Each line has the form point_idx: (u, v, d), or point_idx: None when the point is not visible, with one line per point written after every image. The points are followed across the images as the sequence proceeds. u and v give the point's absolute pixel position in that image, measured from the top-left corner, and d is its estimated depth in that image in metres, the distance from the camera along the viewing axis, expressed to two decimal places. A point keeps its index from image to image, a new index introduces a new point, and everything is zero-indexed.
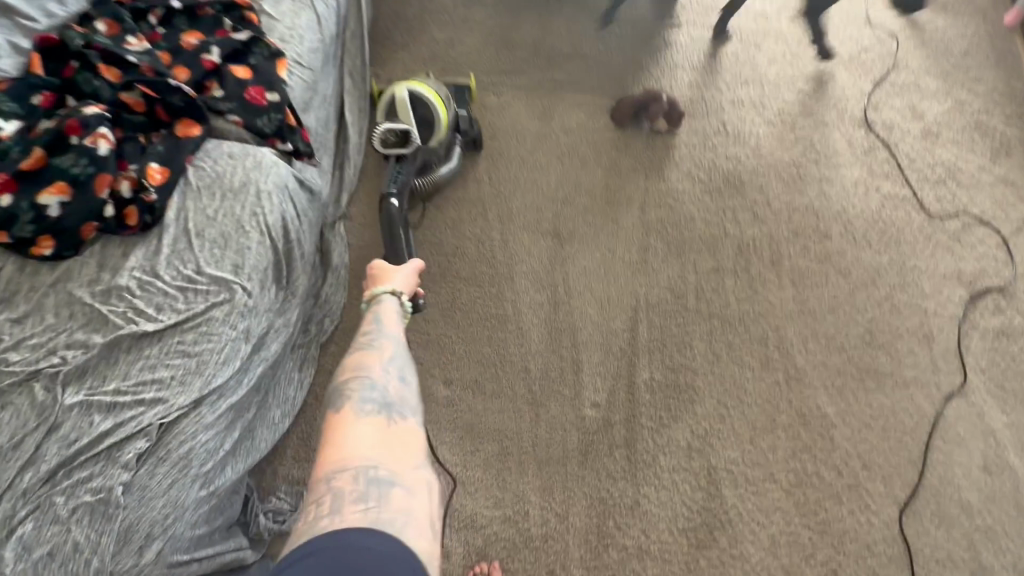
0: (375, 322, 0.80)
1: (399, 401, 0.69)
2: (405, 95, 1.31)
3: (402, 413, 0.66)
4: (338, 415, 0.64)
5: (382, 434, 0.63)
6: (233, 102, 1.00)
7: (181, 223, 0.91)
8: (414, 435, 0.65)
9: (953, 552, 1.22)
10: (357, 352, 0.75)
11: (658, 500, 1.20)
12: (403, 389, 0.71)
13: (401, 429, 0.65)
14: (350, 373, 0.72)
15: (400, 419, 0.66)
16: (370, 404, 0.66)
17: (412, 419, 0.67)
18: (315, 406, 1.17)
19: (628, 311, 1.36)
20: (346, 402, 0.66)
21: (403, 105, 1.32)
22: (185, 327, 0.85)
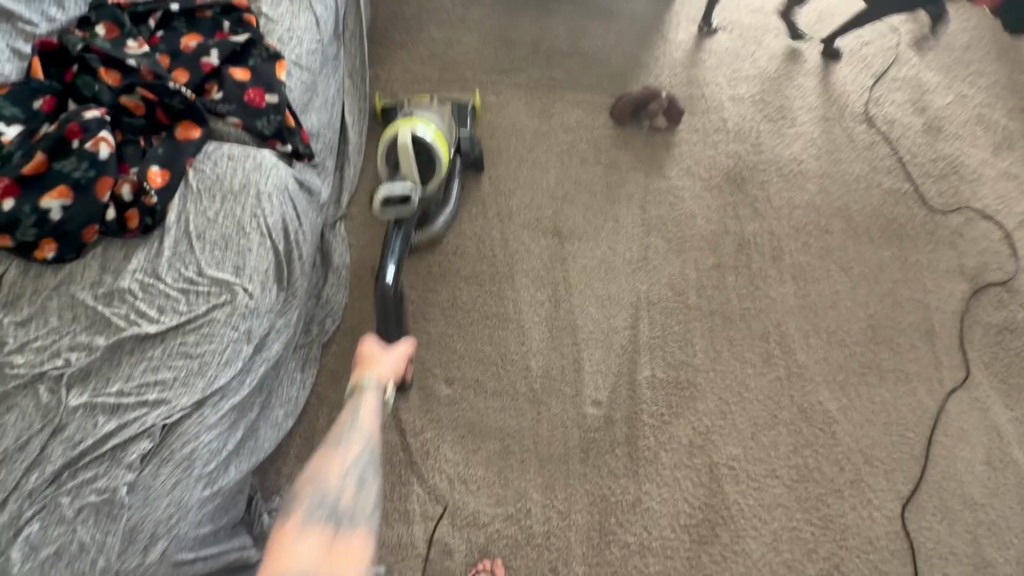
0: (352, 417, 0.84)
1: (351, 505, 0.73)
2: (407, 139, 1.13)
3: (353, 519, 0.71)
4: (294, 516, 0.70)
5: (329, 535, 0.68)
6: (232, 104, 1.00)
7: (182, 225, 0.91)
8: (360, 541, 0.69)
9: (956, 547, 1.22)
10: (324, 452, 0.80)
11: (660, 497, 1.20)
12: (360, 494, 0.75)
13: (349, 538, 0.69)
14: (315, 470, 0.77)
15: (351, 525, 0.70)
16: (320, 510, 0.71)
17: (364, 524, 0.72)
18: (316, 405, 1.19)
19: (629, 309, 1.36)
20: (301, 502, 0.72)
21: (406, 153, 1.13)
22: (187, 328, 0.86)
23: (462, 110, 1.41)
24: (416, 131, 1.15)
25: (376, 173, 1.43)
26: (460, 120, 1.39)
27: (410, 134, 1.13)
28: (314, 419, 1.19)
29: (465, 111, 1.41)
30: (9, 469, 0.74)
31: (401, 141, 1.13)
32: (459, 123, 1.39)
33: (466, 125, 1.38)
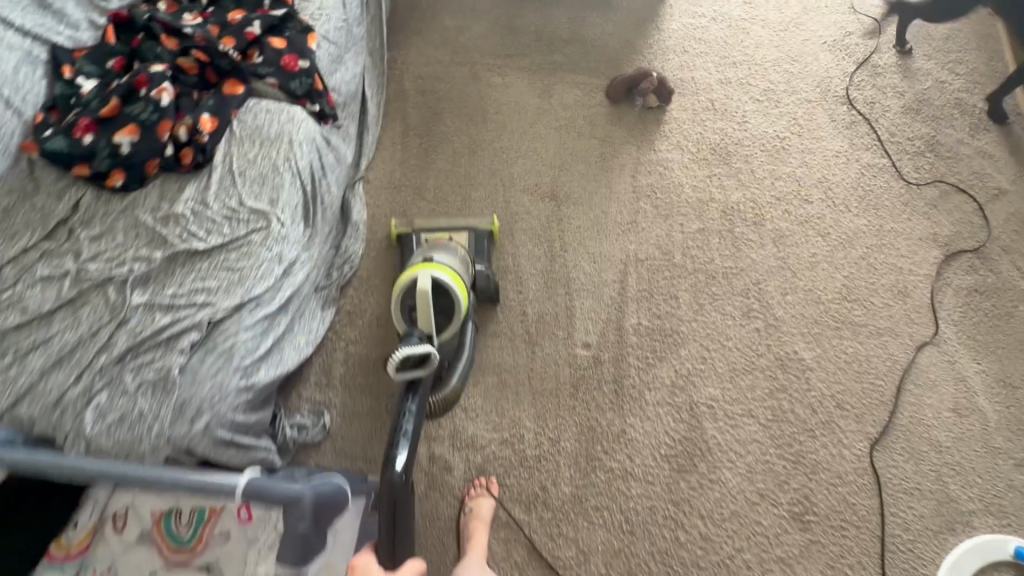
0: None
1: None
2: (426, 284, 1.11)
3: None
4: None
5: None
6: (271, 67, 1.17)
7: (226, 164, 1.07)
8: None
9: (920, 483, 1.31)
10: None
11: (643, 429, 1.32)
12: None
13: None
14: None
15: None
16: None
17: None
18: (334, 341, 1.34)
19: (618, 265, 1.49)
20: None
21: (424, 298, 1.10)
22: (229, 248, 1.02)
23: (479, 243, 1.41)
24: (435, 274, 1.15)
25: (392, 143, 1.59)
26: (476, 256, 1.39)
27: (429, 277, 1.12)
28: (331, 353, 1.33)
29: (483, 243, 1.41)
30: (84, 350, 0.90)
31: (419, 286, 1.11)
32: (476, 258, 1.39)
33: (484, 261, 1.38)
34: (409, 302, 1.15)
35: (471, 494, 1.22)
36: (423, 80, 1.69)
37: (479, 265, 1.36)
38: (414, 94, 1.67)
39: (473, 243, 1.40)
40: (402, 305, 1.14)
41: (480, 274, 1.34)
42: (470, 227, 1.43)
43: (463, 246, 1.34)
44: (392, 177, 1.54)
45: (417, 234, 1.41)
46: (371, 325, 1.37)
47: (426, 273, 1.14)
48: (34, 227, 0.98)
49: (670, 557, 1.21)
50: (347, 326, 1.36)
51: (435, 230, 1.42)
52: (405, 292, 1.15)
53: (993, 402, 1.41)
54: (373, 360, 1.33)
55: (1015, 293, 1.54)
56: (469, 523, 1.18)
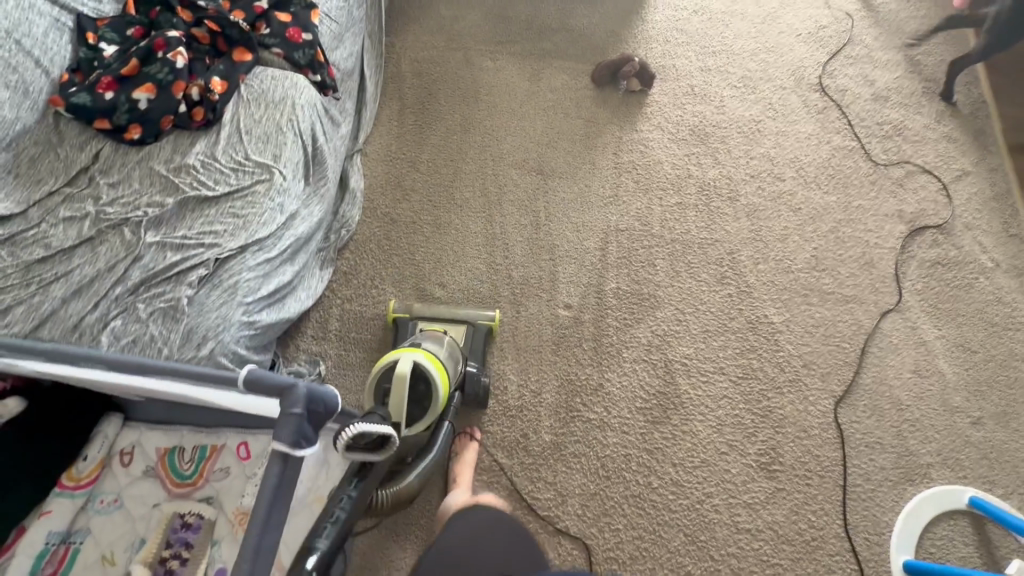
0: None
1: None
2: (407, 367, 1.06)
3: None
4: None
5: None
6: (277, 39, 1.27)
7: (234, 124, 1.17)
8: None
9: (882, 437, 1.39)
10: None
11: (619, 383, 1.40)
12: None
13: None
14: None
15: None
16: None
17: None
18: (330, 298, 1.43)
19: (599, 234, 1.58)
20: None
21: (401, 382, 1.04)
22: (235, 197, 1.11)
23: (474, 339, 1.36)
24: (417, 358, 1.11)
25: (389, 120, 1.69)
26: (469, 354, 1.33)
27: (411, 362, 1.07)
28: (327, 309, 1.41)
29: (479, 340, 1.36)
30: (101, 282, 0.99)
31: (400, 367, 1.05)
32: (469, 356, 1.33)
33: (477, 361, 1.32)
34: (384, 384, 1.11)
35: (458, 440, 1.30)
36: (419, 63, 1.80)
37: (471, 364, 1.30)
38: (410, 76, 1.77)
39: (467, 339, 1.35)
40: (376, 383, 1.10)
41: (469, 377, 1.28)
42: (468, 321, 1.38)
43: (457, 344, 1.29)
44: (388, 151, 1.64)
45: (414, 320, 1.35)
46: (365, 285, 1.45)
47: (409, 357, 1.11)
48: (58, 174, 1.09)
49: (642, 500, 1.28)
50: (343, 286, 1.45)
51: (434, 319, 1.37)
52: (384, 372, 1.11)
53: (952, 364, 1.49)
54: (366, 317, 1.42)
55: (973, 266, 1.63)
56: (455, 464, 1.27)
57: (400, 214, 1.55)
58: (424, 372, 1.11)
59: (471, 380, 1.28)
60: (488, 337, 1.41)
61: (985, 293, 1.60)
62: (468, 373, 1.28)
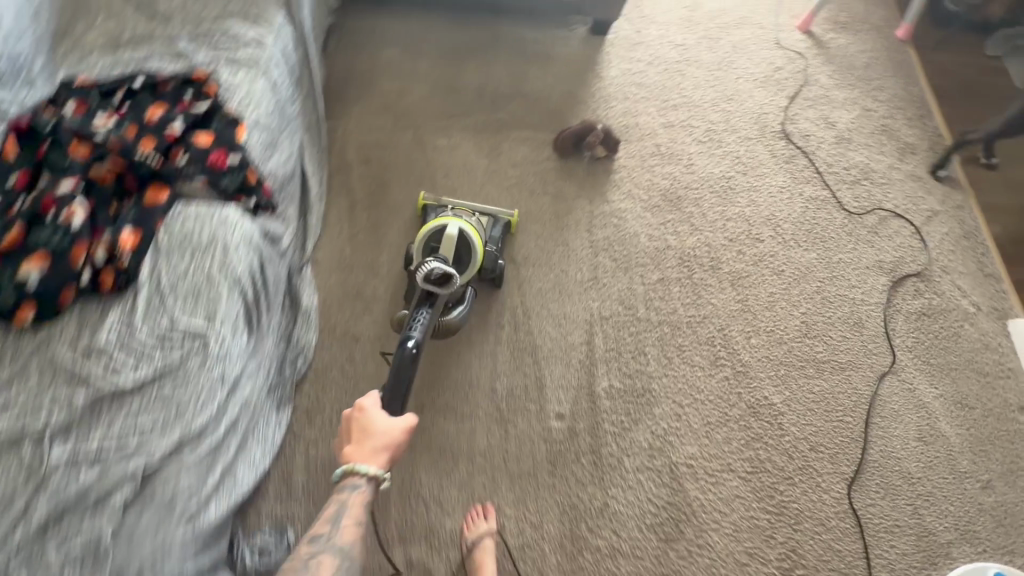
0: (333, 521, 0.97)
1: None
2: (453, 232, 1.29)
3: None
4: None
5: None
6: (197, 166, 1.07)
7: (154, 281, 0.97)
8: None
9: (899, 519, 1.33)
10: (292, 565, 0.92)
11: (625, 500, 1.28)
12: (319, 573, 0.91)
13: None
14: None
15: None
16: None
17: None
18: (294, 445, 1.25)
19: (584, 325, 1.46)
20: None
21: (450, 241, 1.28)
22: (164, 377, 0.92)
23: (494, 229, 1.48)
24: (461, 226, 1.32)
25: (338, 220, 1.52)
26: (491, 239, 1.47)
27: (457, 228, 1.30)
28: (291, 459, 1.23)
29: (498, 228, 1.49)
30: None
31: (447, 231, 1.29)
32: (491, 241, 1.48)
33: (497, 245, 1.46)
34: (433, 244, 1.33)
35: (472, 526, 1.20)
36: (367, 148, 1.64)
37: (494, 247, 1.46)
38: (358, 164, 1.61)
39: (490, 225, 1.48)
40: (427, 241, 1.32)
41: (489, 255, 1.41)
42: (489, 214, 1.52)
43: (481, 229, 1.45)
44: (342, 256, 1.47)
45: (443, 204, 1.49)
46: (332, 422, 1.28)
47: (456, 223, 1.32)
48: None
49: None
50: (306, 426, 1.27)
51: (459, 205, 1.51)
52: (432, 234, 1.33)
53: (954, 425, 1.46)
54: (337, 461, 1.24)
55: (957, 312, 1.61)
56: (473, 553, 1.17)
57: (364, 329, 1.39)
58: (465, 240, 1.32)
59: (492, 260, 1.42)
60: (507, 233, 1.54)
61: (972, 340, 1.58)
62: (490, 252, 1.41)
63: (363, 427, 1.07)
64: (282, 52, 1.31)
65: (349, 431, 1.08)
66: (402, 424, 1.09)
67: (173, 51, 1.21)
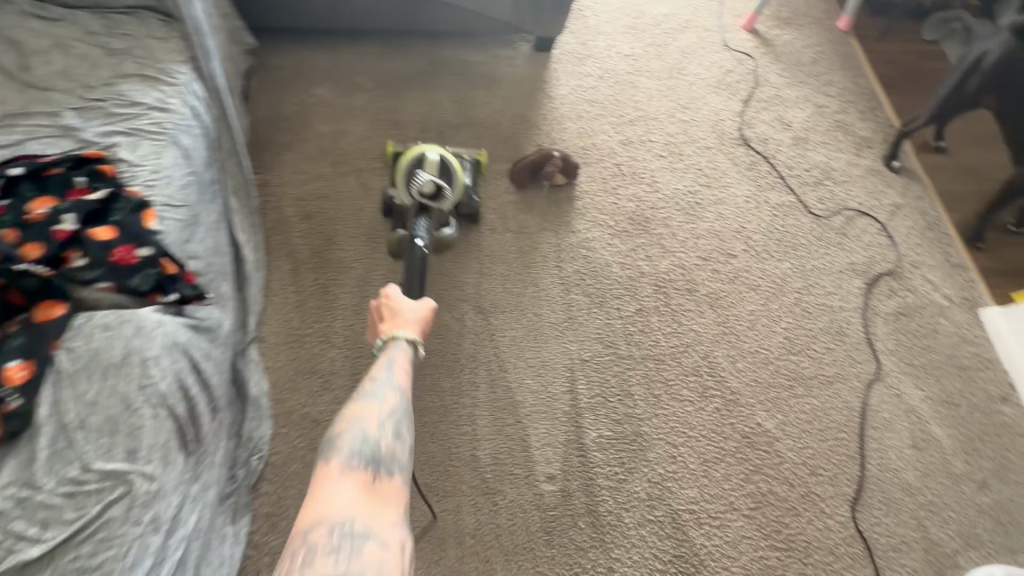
0: (388, 370, 0.94)
1: (390, 456, 0.79)
2: (435, 156, 1.34)
3: (390, 468, 0.77)
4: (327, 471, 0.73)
5: (366, 488, 0.72)
6: (99, 268, 0.92)
7: (57, 418, 0.82)
8: (395, 492, 0.74)
9: (906, 535, 1.30)
10: (359, 399, 0.87)
11: (630, 561, 1.19)
12: (393, 448, 0.80)
13: (386, 485, 0.74)
14: (348, 416, 0.83)
15: (386, 475, 0.76)
16: (357, 459, 0.76)
17: (398, 476, 0.77)
18: (256, 557, 1.10)
19: (564, 372, 1.37)
20: (339, 451, 0.77)
21: (434, 163, 1.33)
22: (79, 537, 0.76)
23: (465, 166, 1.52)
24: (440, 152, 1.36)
25: (283, 287, 1.37)
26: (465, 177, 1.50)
27: (437, 154, 1.34)
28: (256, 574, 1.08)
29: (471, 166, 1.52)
30: None
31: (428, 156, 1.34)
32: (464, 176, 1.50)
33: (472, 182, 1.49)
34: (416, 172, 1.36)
35: None
36: (305, 200, 1.49)
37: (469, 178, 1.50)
38: (298, 220, 1.46)
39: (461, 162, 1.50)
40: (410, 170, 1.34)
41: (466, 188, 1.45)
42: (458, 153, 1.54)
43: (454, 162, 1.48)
44: (291, 328, 1.33)
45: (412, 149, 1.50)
46: None
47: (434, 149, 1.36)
48: None
49: None
50: (268, 534, 1.12)
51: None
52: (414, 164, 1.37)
53: (943, 426, 1.44)
54: None
55: (932, 307, 1.61)
56: None
57: (324, 410, 1.25)
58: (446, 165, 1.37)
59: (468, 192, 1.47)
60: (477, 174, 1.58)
61: (949, 335, 1.57)
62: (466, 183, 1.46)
63: (393, 308, 1.11)
64: (192, 114, 1.16)
65: (380, 313, 1.13)
66: (427, 305, 1.16)
67: (58, 126, 1.04)
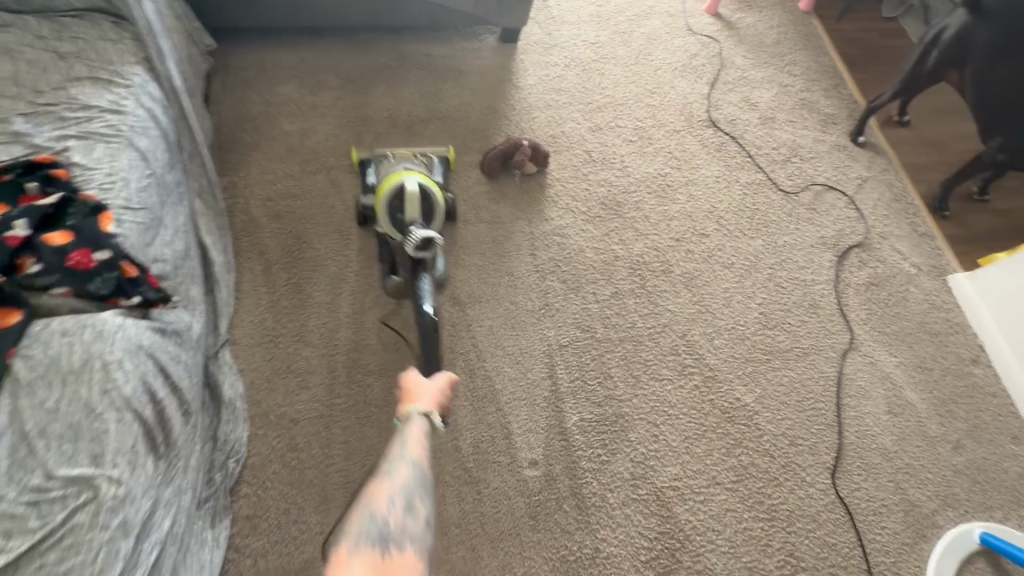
0: (401, 445, 0.81)
1: (401, 530, 0.62)
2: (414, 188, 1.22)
3: (406, 545, 0.60)
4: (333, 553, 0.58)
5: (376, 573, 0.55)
6: (55, 273, 0.90)
7: (16, 426, 0.80)
8: (410, 572, 0.57)
9: (885, 498, 1.32)
10: (373, 478, 0.73)
11: (616, 540, 1.20)
12: (410, 518, 0.64)
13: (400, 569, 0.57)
14: (358, 500, 0.68)
15: (400, 551, 0.59)
16: (367, 539, 0.59)
17: (413, 550, 0.60)
18: (237, 559, 1.08)
19: (543, 358, 1.37)
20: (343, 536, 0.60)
21: (413, 200, 1.21)
22: (45, 545, 0.74)
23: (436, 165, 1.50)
24: (416, 180, 1.24)
25: (254, 287, 1.35)
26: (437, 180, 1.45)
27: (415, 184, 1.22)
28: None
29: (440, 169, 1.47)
30: None
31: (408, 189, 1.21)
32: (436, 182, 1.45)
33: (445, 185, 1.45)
34: (395, 205, 1.26)
35: None
36: (274, 200, 1.47)
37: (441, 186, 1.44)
38: (267, 220, 1.44)
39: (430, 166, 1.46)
40: (388, 209, 1.25)
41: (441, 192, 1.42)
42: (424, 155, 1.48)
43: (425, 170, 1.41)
44: (264, 329, 1.31)
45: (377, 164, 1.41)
46: (280, 525, 1.12)
47: (410, 180, 1.23)
48: None
49: None
50: (249, 536, 1.11)
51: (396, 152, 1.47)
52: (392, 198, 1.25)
53: (918, 391, 1.47)
54: (291, 569, 1.09)
55: (901, 276, 1.64)
56: None
57: (302, 409, 1.23)
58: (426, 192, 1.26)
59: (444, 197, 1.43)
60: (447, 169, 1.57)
61: (919, 302, 1.60)
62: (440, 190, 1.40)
63: (411, 385, 1.01)
64: (148, 116, 1.14)
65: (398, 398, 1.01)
66: (446, 378, 1.07)
67: (7, 132, 1.01)
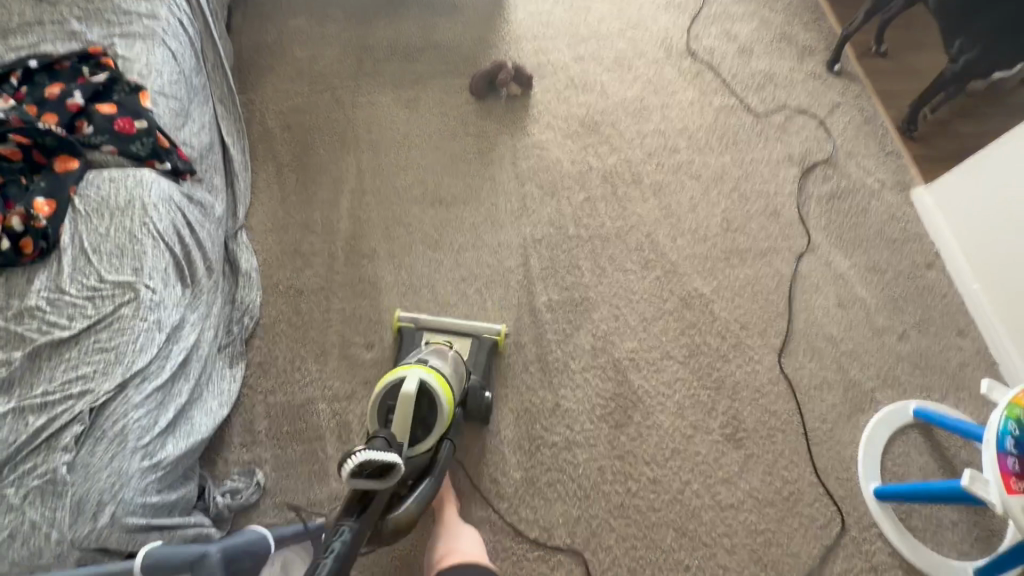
0: None
1: None
2: (413, 388, 0.97)
3: None
4: None
5: None
6: (104, 135, 1.11)
7: (77, 243, 1.01)
8: None
9: (827, 377, 1.45)
10: None
11: (574, 397, 1.37)
12: None
13: None
14: None
15: None
16: None
17: None
18: (251, 396, 1.30)
19: (518, 250, 1.54)
20: None
21: (407, 402, 0.96)
22: (98, 328, 0.96)
23: (478, 354, 1.33)
24: (421, 377, 1.02)
25: (268, 185, 1.56)
26: (474, 366, 1.31)
27: (415, 382, 0.98)
28: (251, 407, 1.28)
29: (482, 354, 1.33)
30: None
31: (405, 389, 0.98)
32: (475, 368, 1.31)
33: (481, 375, 1.29)
34: (388, 404, 1.01)
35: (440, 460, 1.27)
36: (286, 115, 1.67)
37: (477, 376, 1.28)
38: (280, 132, 1.64)
39: (473, 349, 1.34)
40: (380, 407, 1.00)
41: (471, 391, 1.23)
42: (472, 332, 1.36)
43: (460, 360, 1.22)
44: (276, 218, 1.51)
45: (419, 331, 1.35)
46: (286, 370, 1.33)
47: (413, 376, 1.01)
48: None
49: (627, 508, 1.27)
50: (261, 378, 1.32)
51: (439, 330, 1.35)
52: (389, 392, 1.02)
53: (869, 289, 1.58)
54: (295, 404, 1.29)
55: (864, 190, 1.73)
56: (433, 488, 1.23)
57: (307, 283, 1.44)
58: (429, 391, 1.02)
59: (475, 395, 1.24)
60: (494, 352, 1.38)
61: (880, 213, 1.70)
62: (475, 383, 1.24)
63: None
64: (179, 24, 1.34)
65: None
66: None
67: (65, 31, 1.23)
